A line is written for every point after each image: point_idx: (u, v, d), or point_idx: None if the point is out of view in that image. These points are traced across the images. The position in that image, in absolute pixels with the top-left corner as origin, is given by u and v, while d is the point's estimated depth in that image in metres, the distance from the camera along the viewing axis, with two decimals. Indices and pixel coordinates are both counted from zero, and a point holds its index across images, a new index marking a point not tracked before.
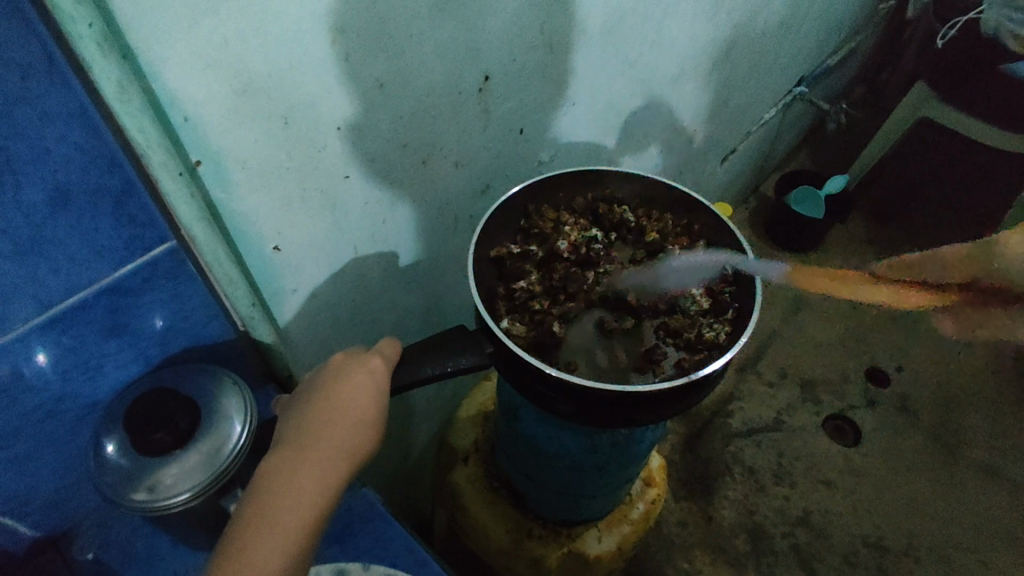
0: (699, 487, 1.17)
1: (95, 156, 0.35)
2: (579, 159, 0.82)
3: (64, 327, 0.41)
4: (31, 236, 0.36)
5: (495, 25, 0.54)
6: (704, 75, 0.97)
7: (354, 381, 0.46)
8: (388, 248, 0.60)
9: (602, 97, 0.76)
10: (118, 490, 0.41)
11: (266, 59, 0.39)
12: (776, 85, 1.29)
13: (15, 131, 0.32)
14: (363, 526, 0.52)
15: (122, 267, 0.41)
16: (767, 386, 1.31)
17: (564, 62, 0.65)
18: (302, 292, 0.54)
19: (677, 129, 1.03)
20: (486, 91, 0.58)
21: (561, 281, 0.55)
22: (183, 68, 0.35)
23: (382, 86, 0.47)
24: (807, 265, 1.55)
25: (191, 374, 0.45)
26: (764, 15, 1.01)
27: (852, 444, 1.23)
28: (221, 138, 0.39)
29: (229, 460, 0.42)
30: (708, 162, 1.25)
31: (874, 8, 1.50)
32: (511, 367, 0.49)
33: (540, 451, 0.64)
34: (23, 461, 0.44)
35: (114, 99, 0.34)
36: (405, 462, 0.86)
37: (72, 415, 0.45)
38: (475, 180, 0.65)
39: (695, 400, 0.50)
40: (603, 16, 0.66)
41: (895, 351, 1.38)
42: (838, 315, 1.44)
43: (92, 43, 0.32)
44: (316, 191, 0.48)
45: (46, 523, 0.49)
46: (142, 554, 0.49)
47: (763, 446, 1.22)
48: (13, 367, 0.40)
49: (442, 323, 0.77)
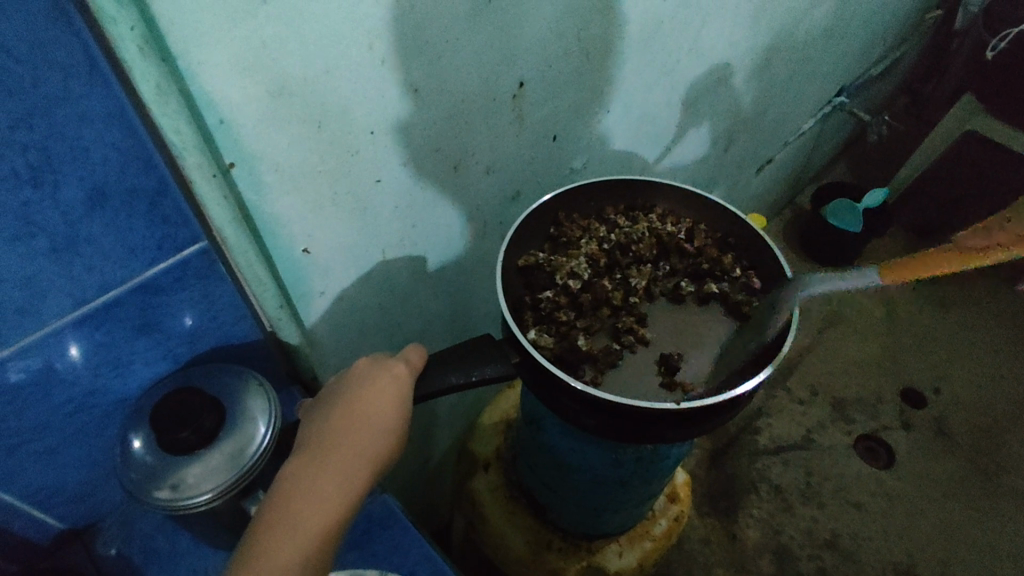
0: (723, 504, 1.14)
1: (132, 156, 0.36)
2: (613, 167, 0.81)
3: (97, 323, 0.41)
4: (68, 234, 0.36)
5: (531, 30, 0.53)
6: (743, 83, 0.95)
7: (379, 385, 0.45)
8: (417, 252, 0.60)
9: (637, 105, 0.75)
10: (142, 488, 0.41)
11: (303, 63, 0.38)
12: (816, 95, 1.26)
13: (54, 131, 0.33)
14: (383, 532, 0.51)
15: (154, 266, 0.41)
16: (796, 403, 1.28)
17: (600, 69, 0.64)
18: (330, 295, 0.53)
19: (713, 138, 1.01)
20: (520, 97, 0.57)
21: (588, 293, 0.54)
22: (220, 71, 0.35)
23: (416, 90, 0.47)
24: (842, 280, 1.51)
25: (218, 373, 0.45)
26: (807, 22, 0.98)
27: (884, 467, 1.19)
28: (256, 140, 0.39)
29: (253, 461, 0.42)
30: (743, 172, 1.23)
31: (921, 18, 1.45)
32: (538, 379, 0.48)
33: (563, 463, 0.63)
34: (53, 455, 0.45)
35: (151, 100, 0.34)
36: (426, 466, 0.86)
37: (102, 411, 0.46)
38: (506, 187, 0.64)
39: (725, 419, 0.49)
40: (642, 22, 0.64)
41: (934, 371, 1.34)
42: (874, 332, 1.40)
43: (133, 44, 0.31)
44: (347, 195, 0.48)
45: (73, 516, 0.50)
46: (166, 550, 0.50)
47: (791, 465, 1.19)
48: (47, 362, 0.40)
49: (469, 329, 0.77)
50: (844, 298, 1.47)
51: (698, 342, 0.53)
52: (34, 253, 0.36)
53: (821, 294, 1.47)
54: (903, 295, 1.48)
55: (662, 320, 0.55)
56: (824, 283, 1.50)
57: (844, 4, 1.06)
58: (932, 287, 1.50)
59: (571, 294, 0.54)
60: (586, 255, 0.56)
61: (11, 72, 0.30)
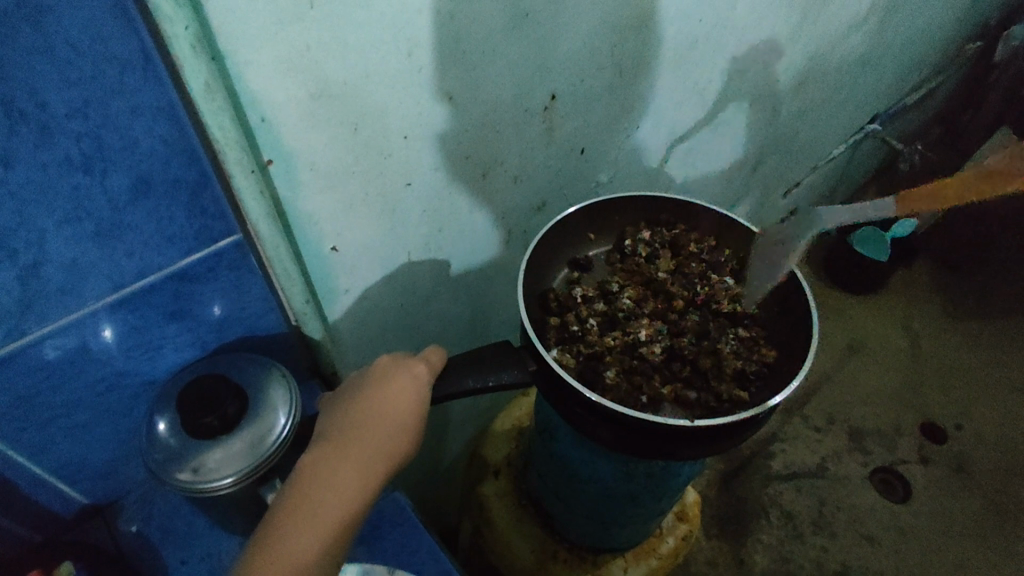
0: (732, 527, 1.13)
1: (177, 149, 0.38)
2: (639, 183, 0.81)
3: (132, 307, 0.43)
4: (113, 219, 0.38)
5: (566, 44, 0.54)
6: (774, 105, 0.94)
7: (396, 382, 0.46)
8: (441, 255, 0.61)
9: (666, 122, 0.75)
10: (165, 469, 0.42)
11: (343, 67, 0.40)
12: (847, 120, 1.25)
13: (108, 121, 0.34)
14: (392, 530, 0.52)
15: (190, 256, 0.43)
16: (813, 430, 1.26)
17: (632, 85, 0.65)
18: (354, 293, 0.55)
19: (741, 159, 1.00)
20: (551, 110, 0.58)
21: (611, 324, 0.54)
22: (265, 71, 0.36)
23: (450, 98, 0.48)
24: (866, 309, 1.49)
25: (243, 363, 0.47)
26: (845, 45, 0.98)
27: (900, 501, 1.17)
28: (295, 139, 0.41)
29: (272, 448, 0.43)
30: (770, 194, 1.22)
31: (960, 48, 1.44)
32: (555, 391, 0.48)
33: (574, 473, 0.63)
34: (81, 431, 0.47)
35: (198, 96, 0.35)
36: (437, 468, 0.87)
37: (132, 391, 0.47)
38: (532, 197, 0.65)
39: (742, 437, 0.48)
40: (675, 41, 0.65)
41: (956, 408, 1.31)
42: (897, 363, 1.38)
43: (186, 43, 0.33)
44: (377, 196, 0.49)
45: (97, 491, 0.51)
46: (182, 530, 0.51)
47: (803, 492, 1.17)
48: (83, 341, 0.42)
49: (487, 336, 0.78)
50: (867, 327, 1.45)
51: (731, 375, 0.52)
52: (81, 236, 0.37)
53: (844, 322, 1.45)
54: (929, 328, 1.45)
55: (697, 349, 0.53)
56: (848, 310, 1.48)
57: (881, 31, 1.05)
58: (960, 321, 1.47)
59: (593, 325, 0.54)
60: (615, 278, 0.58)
61: (71, 64, 0.31)
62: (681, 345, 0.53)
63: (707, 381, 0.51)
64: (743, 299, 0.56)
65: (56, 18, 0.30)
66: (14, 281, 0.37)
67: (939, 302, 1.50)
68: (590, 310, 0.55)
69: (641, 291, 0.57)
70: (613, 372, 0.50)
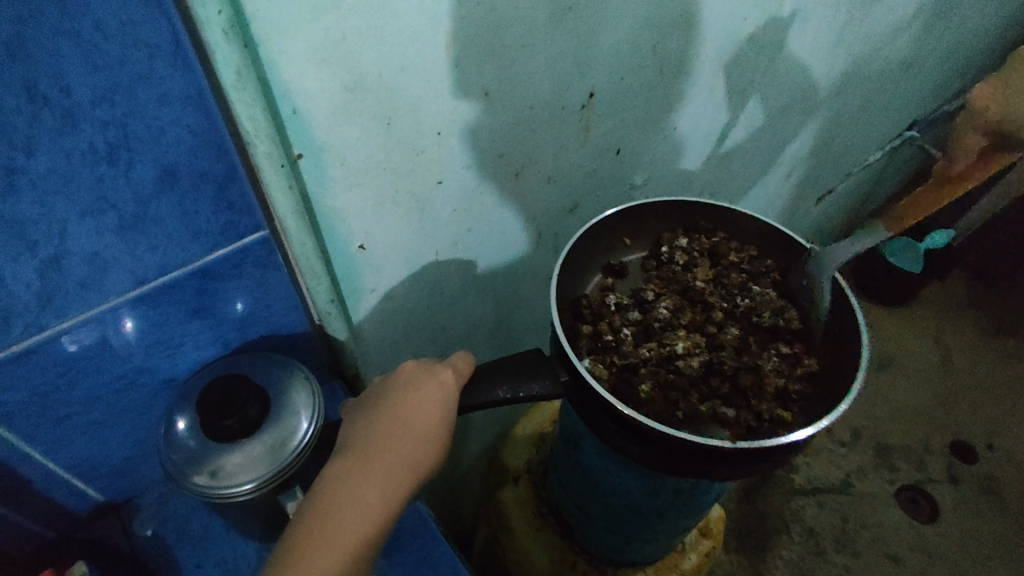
0: (752, 542, 1.11)
1: (205, 140, 0.36)
2: (672, 188, 0.78)
3: (154, 303, 0.41)
4: (137, 212, 0.37)
5: (608, 41, 0.52)
6: (814, 109, 0.91)
7: (424, 390, 0.44)
8: (469, 256, 0.59)
9: (703, 124, 0.73)
10: (183, 471, 0.41)
11: (379, 58, 0.38)
12: (886, 127, 1.21)
13: (134, 109, 0.33)
14: (412, 541, 0.50)
15: (214, 251, 0.41)
16: (838, 444, 1.23)
17: (671, 86, 0.62)
18: (380, 293, 0.53)
19: (777, 165, 0.97)
20: (588, 109, 0.56)
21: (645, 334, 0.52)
22: (300, 61, 0.34)
23: (487, 93, 0.46)
24: (896, 322, 1.45)
25: (265, 364, 0.45)
26: (888, 50, 0.94)
27: (927, 521, 1.14)
28: (328, 132, 0.39)
29: (294, 454, 0.42)
30: (803, 201, 1.19)
31: (1004, 55, 1.39)
32: (587, 405, 0.46)
33: (599, 487, 0.61)
34: (99, 428, 0.45)
35: (230, 86, 0.34)
36: (455, 471, 0.85)
37: (151, 389, 0.46)
38: (564, 199, 0.63)
39: (783, 460, 0.46)
40: (717, 40, 0.62)
41: (988, 426, 1.27)
42: (927, 378, 1.34)
43: (219, 30, 0.31)
44: (408, 194, 0.47)
45: (112, 489, 0.50)
46: (198, 532, 0.50)
47: (826, 507, 1.14)
48: (103, 336, 0.40)
49: (512, 340, 0.76)
50: (896, 340, 1.41)
51: (773, 394, 0.49)
52: (103, 229, 0.36)
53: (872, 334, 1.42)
54: (961, 343, 1.41)
55: (737, 365, 0.50)
56: (877, 322, 1.44)
57: (925, 35, 1.01)
58: (994, 336, 1.42)
59: (626, 334, 0.52)
60: (650, 287, 0.56)
61: (98, 48, 0.30)
62: (720, 359, 0.50)
63: (747, 399, 0.49)
64: (787, 313, 0.54)
65: None
66: (33, 274, 0.35)
67: (972, 317, 1.46)
68: (624, 319, 0.53)
69: (678, 301, 0.54)
70: (648, 385, 0.48)
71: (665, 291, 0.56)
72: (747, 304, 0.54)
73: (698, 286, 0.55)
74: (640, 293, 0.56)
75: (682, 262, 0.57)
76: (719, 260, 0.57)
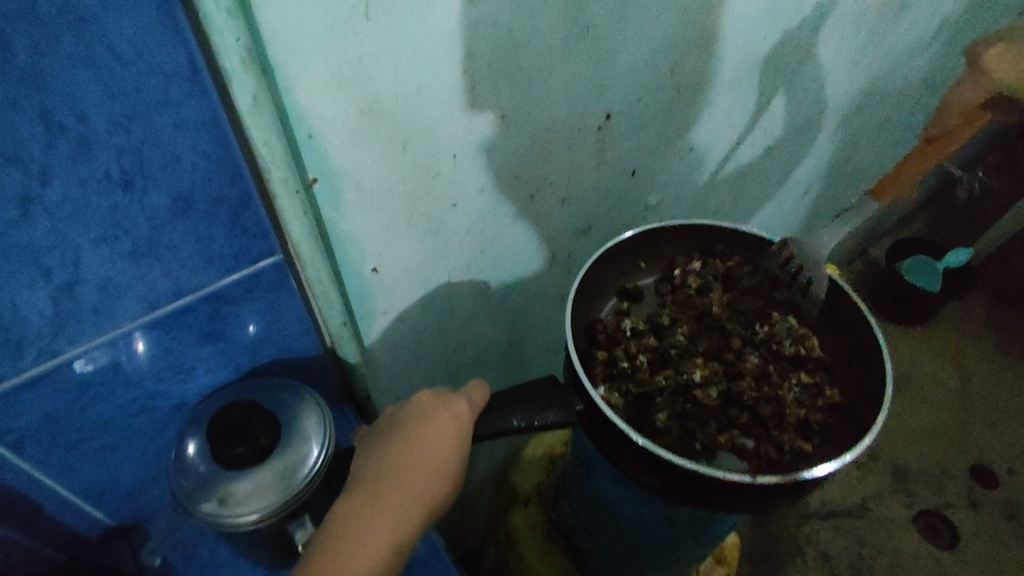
0: (765, 566, 1.09)
1: (220, 166, 0.36)
2: (687, 208, 0.77)
3: (166, 328, 0.41)
4: (151, 238, 0.36)
5: (626, 62, 0.51)
6: (831, 128, 0.91)
7: (436, 420, 0.44)
8: (483, 278, 0.58)
9: (720, 144, 0.72)
10: (192, 497, 0.40)
11: (394, 82, 0.37)
12: (903, 145, 1.20)
13: (150, 136, 0.32)
14: (422, 570, 0.50)
15: (228, 276, 0.41)
16: (854, 466, 1.20)
17: (689, 107, 0.62)
18: (392, 315, 0.52)
19: (793, 183, 0.96)
20: (604, 130, 0.55)
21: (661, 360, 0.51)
22: (316, 86, 0.34)
23: (502, 116, 0.46)
24: (913, 341, 1.43)
25: (276, 389, 0.45)
26: (908, 69, 0.93)
27: (946, 547, 1.11)
28: (342, 156, 0.38)
29: (304, 482, 0.41)
30: (818, 218, 1.17)
31: None
32: (602, 435, 0.45)
33: (612, 514, 0.60)
34: (109, 452, 0.45)
35: (246, 112, 0.33)
36: (464, 491, 0.84)
37: (162, 413, 0.46)
38: (579, 221, 0.62)
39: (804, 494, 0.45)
40: (735, 61, 0.62)
41: (1009, 450, 1.24)
42: (945, 400, 1.31)
43: (236, 56, 0.31)
44: (422, 217, 0.47)
45: (122, 512, 0.50)
46: (205, 557, 0.51)
47: (842, 532, 1.12)
48: (115, 360, 0.40)
49: (525, 361, 0.75)
50: (913, 360, 1.39)
51: (793, 425, 0.48)
52: (117, 256, 0.36)
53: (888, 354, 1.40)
54: (981, 364, 1.38)
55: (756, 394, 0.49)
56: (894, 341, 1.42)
57: (945, 54, 1.00)
58: (1014, 357, 1.40)
59: (642, 360, 0.51)
60: (666, 312, 0.55)
61: (115, 76, 0.29)
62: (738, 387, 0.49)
63: (767, 430, 0.47)
64: (808, 341, 0.53)
65: (100, 26, 0.28)
66: (46, 300, 0.35)
67: (992, 337, 1.44)
68: (640, 345, 0.52)
69: (695, 328, 0.53)
70: (664, 414, 0.47)
71: (682, 315, 0.55)
72: (765, 331, 0.53)
73: (715, 311, 0.54)
74: (657, 317, 0.55)
75: (698, 286, 0.56)
76: (737, 285, 0.56)
